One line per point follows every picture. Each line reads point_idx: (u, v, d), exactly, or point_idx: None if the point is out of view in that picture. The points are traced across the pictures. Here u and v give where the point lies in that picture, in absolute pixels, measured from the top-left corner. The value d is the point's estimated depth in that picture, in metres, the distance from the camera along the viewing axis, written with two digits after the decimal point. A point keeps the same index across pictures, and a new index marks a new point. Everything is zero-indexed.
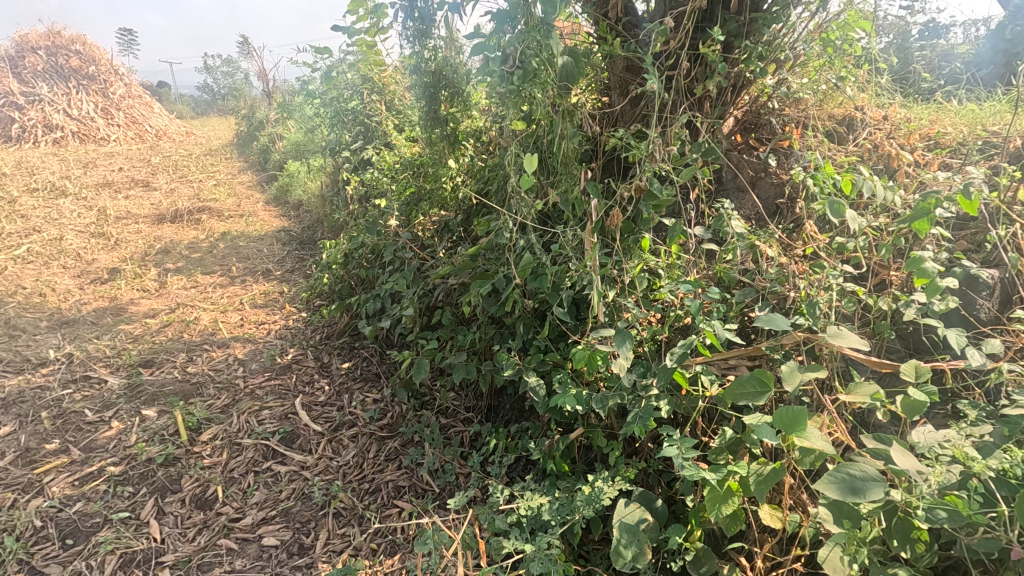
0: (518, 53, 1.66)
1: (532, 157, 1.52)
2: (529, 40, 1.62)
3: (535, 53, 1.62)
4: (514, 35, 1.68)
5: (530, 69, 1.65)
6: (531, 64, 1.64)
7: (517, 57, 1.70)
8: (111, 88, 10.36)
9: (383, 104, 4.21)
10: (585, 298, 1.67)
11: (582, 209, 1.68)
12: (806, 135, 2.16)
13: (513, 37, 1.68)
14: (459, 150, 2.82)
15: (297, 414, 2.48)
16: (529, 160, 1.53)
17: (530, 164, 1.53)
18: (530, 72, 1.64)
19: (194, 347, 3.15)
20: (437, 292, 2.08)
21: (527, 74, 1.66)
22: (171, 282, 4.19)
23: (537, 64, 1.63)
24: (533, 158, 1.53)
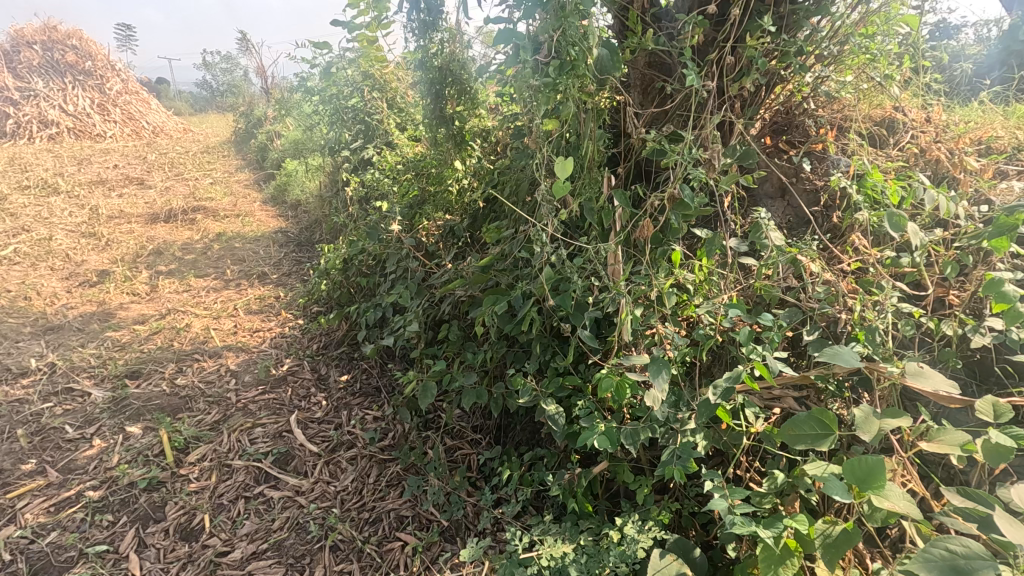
0: (553, 40, 1.45)
1: (568, 159, 1.35)
2: (564, 25, 1.40)
3: (573, 41, 1.40)
4: (548, 20, 1.46)
5: (567, 59, 1.43)
6: (569, 54, 1.42)
7: (551, 45, 1.49)
8: (106, 84, 10.18)
9: (384, 101, 4.04)
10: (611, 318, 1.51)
11: (608, 218, 1.52)
12: (843, 138, 2.00)
13: (547, 22, 1.45)
14: (465, 151, 2.65)
15: (292, 432, 2.32)
16: (564, 164, 1.37)
17: (565, 167, 1.37)
18: (567, 63, 1.43)
19: (184, 356, 2.98)
20: (445, 305, 1.92)
21: (562, 65, 1.45)
22: (163, 286, 4.02)
23: (576, 54, 1.41)
24: (569, 161, 1.36)
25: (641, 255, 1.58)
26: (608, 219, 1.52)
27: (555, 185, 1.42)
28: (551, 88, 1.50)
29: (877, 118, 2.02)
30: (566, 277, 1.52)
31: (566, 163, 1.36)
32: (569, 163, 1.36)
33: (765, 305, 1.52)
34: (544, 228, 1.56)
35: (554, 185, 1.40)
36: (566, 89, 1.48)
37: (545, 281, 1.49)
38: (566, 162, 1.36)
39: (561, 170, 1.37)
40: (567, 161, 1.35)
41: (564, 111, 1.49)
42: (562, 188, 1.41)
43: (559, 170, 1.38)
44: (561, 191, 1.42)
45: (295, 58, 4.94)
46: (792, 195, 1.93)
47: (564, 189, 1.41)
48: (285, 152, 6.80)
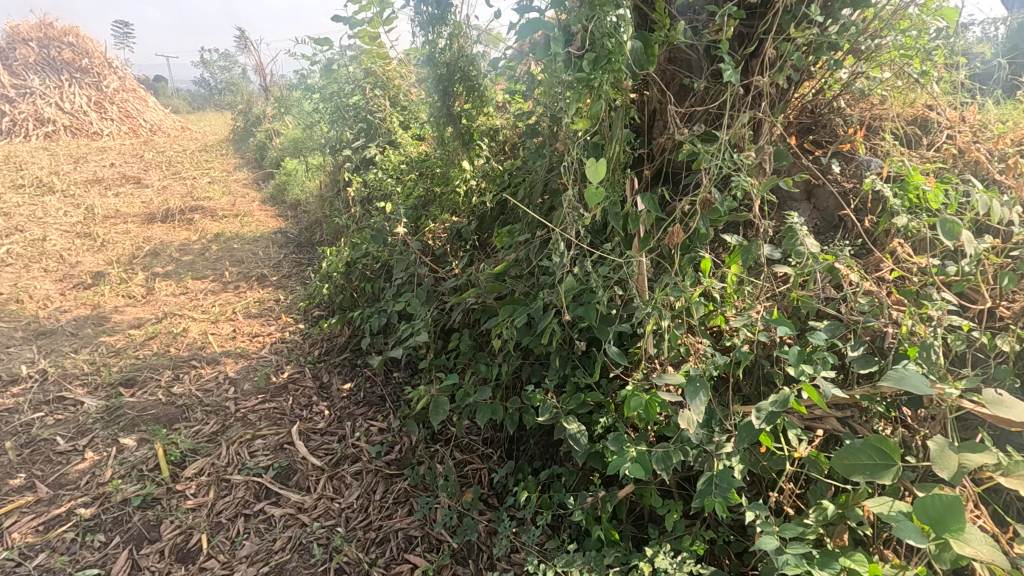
0: (588, 30, 1.32)
1: (601, 160, 1.25)
2: (598, 15, 1.28)
3: (607, 31, 1.28)
4: (580, 9, 1.34)
5: (602, 51, 1.31)
6: (604, 46, 1.30)
7: (585, 35, 1.36)
8: (103, 81, 10.05)
9: (387, 99, 3.94)
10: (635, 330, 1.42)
11: (634, 224, 1.42)
12: (873, 138, 1.91)
13: (580, 12, 1.35)
14: (474, 151, 2.56)
15: (294, 445, 2.22)
16: (597, 167, 1.27)
17: (600, 170, 1.27)
18: (602, 55, 1.31)
19: (181, 363, 2.88)
20: (456, 314, 1.82)
21: (597, 57, 1.32)
22: (159, 288, 3.92)
23: (612, 46, 1.29)
24: (603, 162, 1.26)
25: (668, 262, 1.49)
26: (635, 225, 1.42)
27: (587, 191, 1.32)
28: (584, 85, 1.37)
29: (909, 117, 1.93)
30: (590, 287, 1.42)
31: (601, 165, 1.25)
32: (604, 165, 1.26)
33: (800, 316, 1.43)
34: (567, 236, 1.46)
35: (586, 191, 1.31)
36: (599, 85, 1.35)
37: (567, 292, 1.39)
38: (601, 164, 1.26)
39: (595, 174, 1.28)
40: (601, 162, 1.25)
41: (595, 110, 1.37)
42: (594, 193, 1.32)
43: (592, 172, 1.28)
44: (594, 197, 1.32)
45: (295, 55, 4.83)
46: (820, 197, 1.84)
47: (597, 195, 1.32)
48: (284, 151, 6.69)
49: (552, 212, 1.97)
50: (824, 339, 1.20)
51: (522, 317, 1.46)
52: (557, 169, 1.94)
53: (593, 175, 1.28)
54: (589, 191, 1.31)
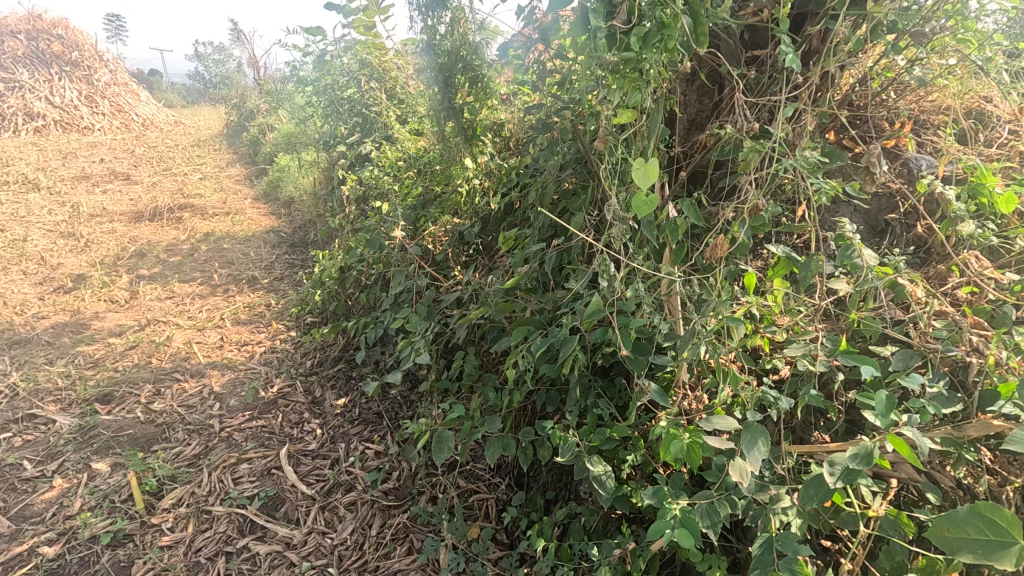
0: (636, 3, 1.15)
1: (653, 160, 1.06)
2: None
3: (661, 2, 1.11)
4: None
5: (653, 26, 1.14)
6: (657, 19, 1.13)
7: (632, 9, 1.20)
8: (93, 74, 9.77)
9: (383, 92, 3.70)
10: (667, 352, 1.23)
11: (673, 234, 1.23)
12: (923, 133, 1.72)
13: None
14: (477, 147, 2.37)
15: (282, 470, 2.03)
16: (647, 169, 1.08)
17: (651, 173, 1.07)
18: (652, 31, 1.14)
19: (162, 376, 2.68)
20: (461, 330, 1.63)
21: (647, 34, 1.15)
22: (144, 292, 3.72)
23: (666, 17, 1.11)
24: (655, 162, 1.06)
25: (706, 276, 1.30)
26: (671, 235, 1.23)
27: (634, 198, 1.14)
28: (630, 68, 1.22)
29: (965, 110, 1.74)
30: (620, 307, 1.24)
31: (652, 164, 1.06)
32: (656, 165, 1.06)
33: (857, 337, 1.25)
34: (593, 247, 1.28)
35: (634, 198, 1.13)
36: (648, 68, 1.19)
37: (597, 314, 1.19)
38: (652, 164, 1.06)
39: (645, 177, 1.09)
40: (653, 162, 1.06)
41: (638, 99, 1.23)
42: (642, 199, 1.13)
43: (639, 174, 1.10)
44: (645, 205, 1.13)
45: (288, 45, 4.59)
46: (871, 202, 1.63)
47: (643, 202, 1.13)
48: (277, 146, 6.46)
49: (566, 216, 1.78)
50: (922, 383, 0.96)
51: (541, 341, 1.26)
52: (572, 169, 1.74)
53: (641, 178, 1.10)
54: (636, 197, 1.12)
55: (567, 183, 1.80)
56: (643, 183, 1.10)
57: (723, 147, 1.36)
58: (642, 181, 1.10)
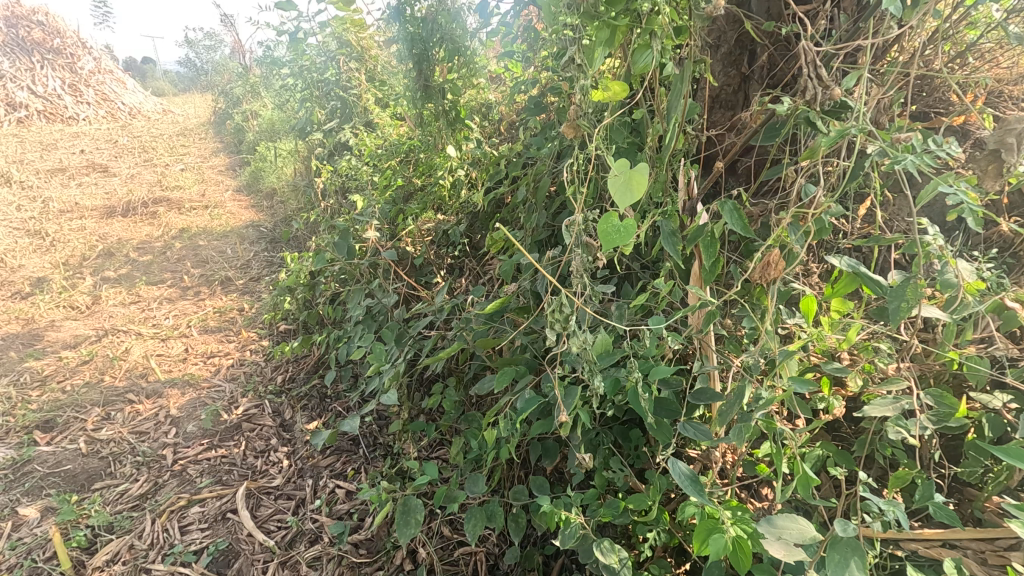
0: None
1: (642, 164, 0.74)
2: None
3: None
4: None
5: None
6: None
7: None
8: (76, 61, 9.27)
9: (363, 73, 3.31)
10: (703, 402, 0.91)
11: (709, 248, 0.91)
12: (1001, 106, 1.40)
13: None
14: (461, 133, 2.04)
15: (237, 514, 1.75)
16: (630, 177, 0.76)
17: (637, 185, 0.76)
18: None
19: (113, 398, 2.39)
20: (437, 359, 1.34)
21: None
22: (107, 296, 3.42)
23: None
24: (643, 169, 0.75)
25: (749, 296, 1.01)
26: (707, 250, 0.92)
27: (602, 222, 0.81)
28: (618, 9, 0.89)
29: None
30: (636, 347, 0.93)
31: (637, 171, 0.75)
32: (645, 173, 0.75)
33: (953, 378, 0.95)
34: (581, 271, 0.96)
35: (605, 220, 0.80)
36: (649, 11, 0.89)
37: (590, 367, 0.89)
38: (639, 170, 0.75)
39: (628, 192, 0.77)
40: (643, 169, 0.74)
41: (643, 63, 0.93)
42: (615, 222, 0.80)
43: (616, 183, 0.78)
44: (617, 236, 0.81)
45: (261, 24, 4.21)
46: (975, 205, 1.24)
47: (613, 228, 0.81)
48: (259, 133, 6.06)
49: (564, 215, 1.47)
50: None
51: (533, 393, 0.99)
52: (569, 158, 1.44)
53: (618, 189, 0.78)
54: (608, 219, 0.80)
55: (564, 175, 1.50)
56: (619, 201, 0.78)
57: (773, 128, 1.03)
58: (620, 196, 0.78)
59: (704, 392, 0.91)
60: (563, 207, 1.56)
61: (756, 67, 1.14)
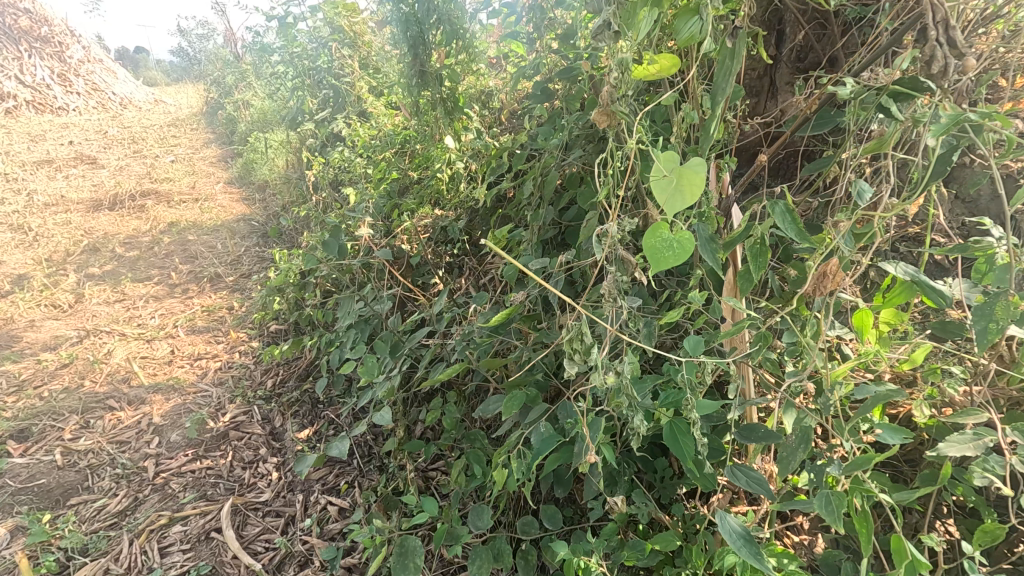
0: None
1: (695, 160, 0.61)
2: None
3: None
4: None
5: None
6: None
7: None
8: (65, 50, 8.94)
9: (356, 60, 3.16)
10: (756, 435, 0.80)
11: (765, 259, 0.78)
12: None
13: None
14: (460, 123, 1.90)
15: (221, 534, 1.63)
16: (682, 178, 0.62)
17: (691, 187, 0.61)
18: None
19: (93, 404, 2.26)
20: (436, 372, 1.21)
21: None
22: (91, 295, 3.27)
23: None
24: (696, 166, 0.61)
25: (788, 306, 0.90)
26: (756, 259, 0.78)
27: (651, 234, 0.65)
28: None
29: None
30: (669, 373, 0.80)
31: (688, 167, 0.61)
32: (701, 170, 0.61)
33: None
34: (613, 294, 0.81)
35: (653, 233, 0.65)
36: None
37: (627, 401, 0.75)
38: (691, 167, 0.61)
39: (678, 197, 0.62)
40: (698, 164, 0.61)
41: (687, 34, 0.75)
42: (665, 236, 0.65)
43: (661, 186, 0.64)
44: (678, 254, 0.65)
45: (249, 9, 4.03)
46: None
47: (664, 244, 0.65)
48: (250, 123, 5.87)
49: (575, 212, 1.34)
50: None
51: (548, 428, 0.88)
52: (581, 149, 1.30)
53: (666, 195, 0.63)
54: (655, 232, 0.65)
55: (573, 167, 1.36)
56: (669, 208, 0.63)
57: (825, 116, 0.87)
58: (670, 201, 0.63)
59: (749, 427, 0.81)
60: (572, 202, 1.43)
61: (786, 49, 1.13)
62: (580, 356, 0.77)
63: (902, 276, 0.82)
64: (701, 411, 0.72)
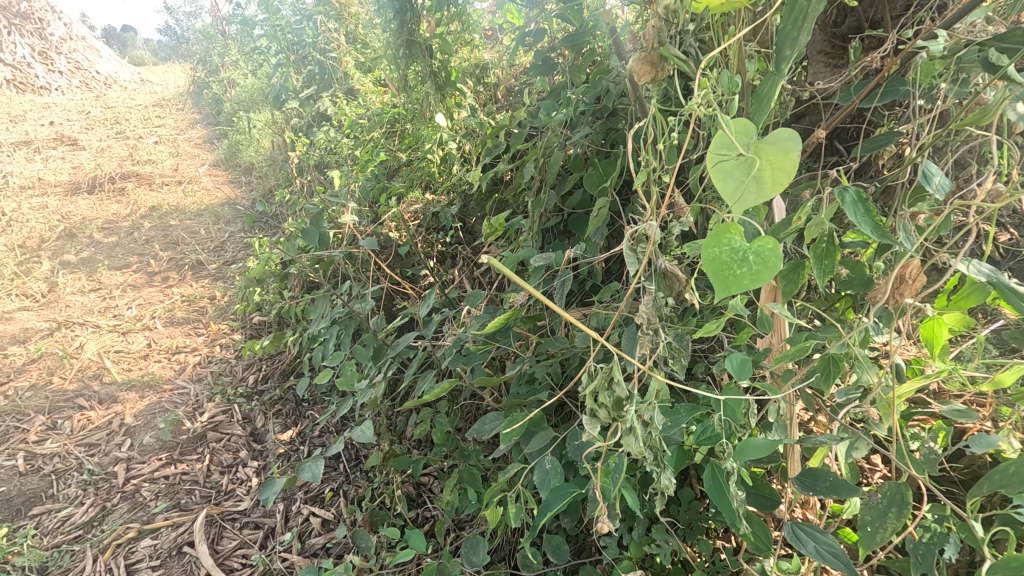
0: None
1: (782, 133, 0.45)
2: None
3: None
4: None
5: None
6: None
7: None
8: (46, 27, 8.54)
9: (342, 33, 2.96)
10: (819, 476, 0.66)
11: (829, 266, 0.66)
12: None
13: None
14: (452, 99, 1.72)
15: (193, 548, 1.50)
16: (761, 158, 0.47)
17: (774, 170, 0.47)
18: None
19: (61, 403, 2.13)
20: (426, 379, 1.07)
21: None
22: (66, 284, 3.11)
23: None
24: (787, 142, 0.45)
25: (828, 307, 0.81)
26: (821, 262, 0.65)
27: (715, 236, 0.49)
28: None
29: None
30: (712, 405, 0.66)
31: (768, 142, 0.46)
32: (790, 148, 0.45)
33: None
34: (656, 321, 0.65)
35: (719, 235, 0.49)
36: None
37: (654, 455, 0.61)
38: (774, 143, 0.46)
39: (753, 185, 0.48)
40: (787, 137, 0.45)
41: None
42: (737, 242, 0.49)
43: (728, 173, 0.49)
44: (758, 269, 0.48)
45: None
46: None
47: (734, 255, 0.49)
48: (234, 102, 5.61)
49: (579, 197, 1.20)
50: None
51: (554, 463, 0.77)
52: (588, 126, 1.15)
53: (733, 183, 0.49)
54: (723, 235, 0.49)
55: (579, 147, 1.21)
56: (738, 202, 0.49)
57: (895, 84, 0.75)
58: (741, 192, 0.49)
59: (809, 474, 0.67)
60: (577, 187, 1.28)
61: None
62: (607, 411, 0.62)
63: (975, 276, 0.67)
64: (744, 456, 0.59)
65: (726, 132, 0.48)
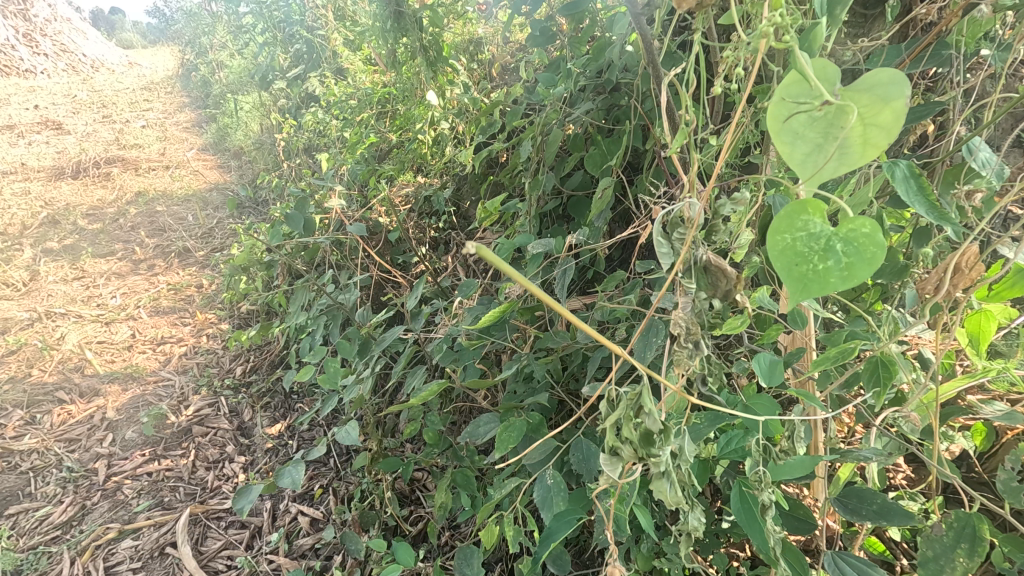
0: None
1: (884, 76, 0.38)
2: None
3: None
4: None
5: None
6: None
7: None
8: (29, 8, 8.26)
9: (330, 10, 2.83)
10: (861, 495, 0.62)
11: None
12: None
13: None
14: (444, 76, 1.62)
15: (176, 549, 1.43)
16: (852, 110, 0.39)
17: (866, 126, 0.39)
18: None
19: (41, 397, 2.05)
20: (416, 375, 0.99)
21: None
22: (48, 272, 3.01)
23: None
24: (888, 88, 0.38)
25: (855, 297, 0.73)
26: None
27: (787, 217, 0.41)
28: None
29: None
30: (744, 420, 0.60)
31: (861, 88, 0.38)
32: (892, 94, 0.38)
33: None
34: (696, 332, 0.56)
35: (797, 213, 0.40)
36: None
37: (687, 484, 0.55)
38: (870, 87, 0.38)
39: (839, 146, 0.40)
40: (887, 81, 0.38)
41: None
42: (816, 224, 0.40)
43: (800, 132, 0.41)
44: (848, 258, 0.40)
45: None
46: None
47: (810, 241, 0.41)
48: (223, 85, 5.45)
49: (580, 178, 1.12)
50: None
51: (556, 478, 0.72)
52: (590, 102, 1.07)
53: (806, 147, 0.41)
54: (802, 214, 0.40)
55: (580, 126, 1.13)
56: (815, 172, 0.40)
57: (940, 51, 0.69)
58: (821, 159, 0.40)
59: (854, 497, 0.62)
60: (578, 168, 1.20)
61: None
62: (632, 448, 0.53)
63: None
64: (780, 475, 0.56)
65: (804, 79, 0.40)
